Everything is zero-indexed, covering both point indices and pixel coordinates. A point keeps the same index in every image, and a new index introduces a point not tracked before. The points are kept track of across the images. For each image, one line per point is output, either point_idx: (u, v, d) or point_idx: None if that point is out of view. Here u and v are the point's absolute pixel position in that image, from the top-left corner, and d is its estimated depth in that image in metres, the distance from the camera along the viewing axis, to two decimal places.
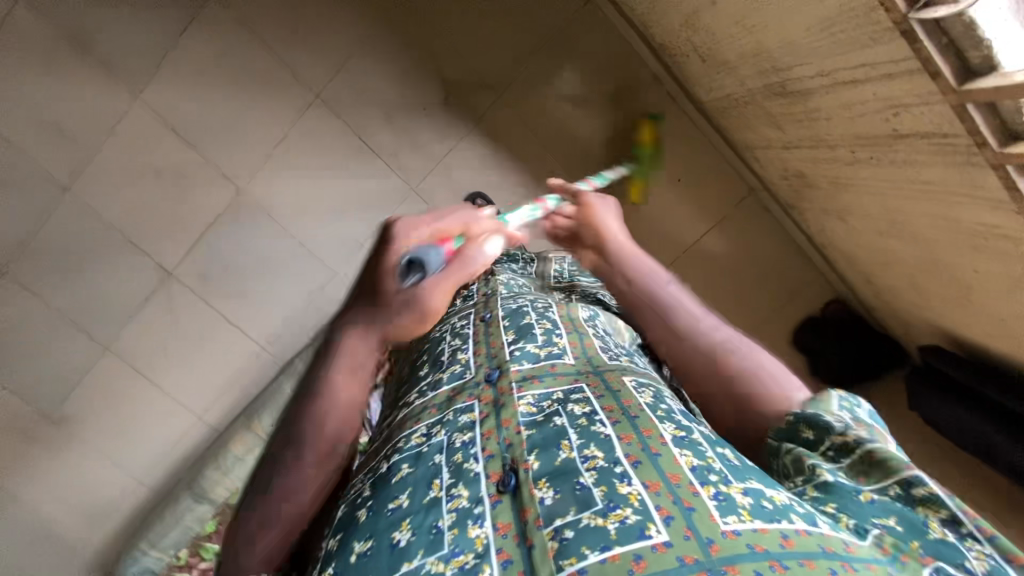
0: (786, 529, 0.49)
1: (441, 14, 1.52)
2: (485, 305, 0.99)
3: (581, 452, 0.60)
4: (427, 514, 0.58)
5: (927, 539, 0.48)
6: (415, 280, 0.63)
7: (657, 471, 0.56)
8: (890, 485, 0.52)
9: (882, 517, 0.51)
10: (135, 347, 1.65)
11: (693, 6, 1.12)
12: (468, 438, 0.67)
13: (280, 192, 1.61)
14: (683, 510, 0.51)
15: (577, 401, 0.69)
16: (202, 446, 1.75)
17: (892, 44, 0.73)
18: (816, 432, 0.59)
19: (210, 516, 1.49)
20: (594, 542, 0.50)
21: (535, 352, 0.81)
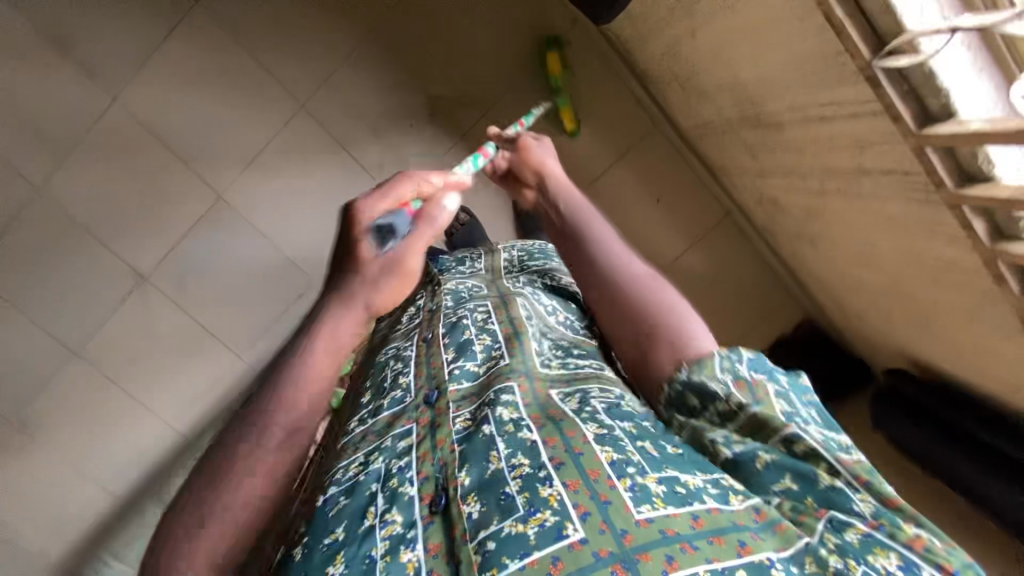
0: (697, 510, 0.52)
1: (430, 30, 1.54)
2: (428, 325, 0.97)
3: (508, 461, 0.60)
4: (362, 542, 0.58)
5: (817, 490, 0.53)
6: (392, 246, 0.73)
7: (578, 470, 0.57)
8: (774, 444, 0.57)
9: (779, 480, 0.56)
10: (104, 353, 1.61)
11: (673, 37, 1.16)
12: (405, 462, 0.67)
13: (260, 199, 1.60)
14: (600, 505, 0.53)
15: (505, 404, 0.68)
16: (170, 455, 1.70)
17: (859, 87, 0.76)
18: (702, 399, 0.63)
19: None
20: (514, 549, 0.51)
21: (476, 368, 0.81)
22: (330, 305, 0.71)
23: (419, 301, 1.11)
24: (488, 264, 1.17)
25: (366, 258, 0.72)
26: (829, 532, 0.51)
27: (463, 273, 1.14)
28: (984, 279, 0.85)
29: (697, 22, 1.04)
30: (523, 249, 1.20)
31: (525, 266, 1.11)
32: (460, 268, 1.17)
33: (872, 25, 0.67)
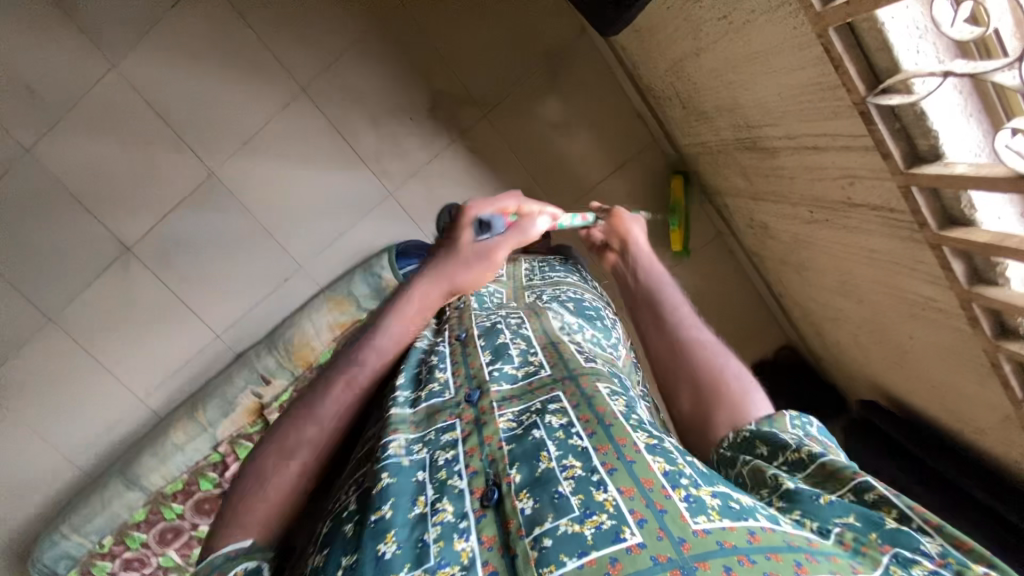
0: (754, 526, 0.50)
1: (437, 26, 1.54)
2: (461, 320, 0.90)
3: (559, 461, 0.58)
4: (414, 527, 0.55)
5: (885, 529, 0.51)
6: (486, 237, 0.90)
7: (630, 476, 0.55)
8: (844, 491, 0.56)
9: (843, 516, 0.53)
10: (80, 322, 1.58)
11: (677, 56, 1.17)
12: (451, 454, 0.63)
13: (253, 180, 1.58)
14: (655, 512, 0.51)
15: (554, 412, 0.66)
16: (140, 429, 1.69)
17: (854, 122, 0.78)
18: (773, 446, 0.63)
19: (142, 505, 1.55)
20: (571, 547, 0.49)
21: (514, 371, 0.76)
22: (431, 275, 0.89)
23: None
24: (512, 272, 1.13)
25: (466, 242, 0.90)
26: (895, 566, 0.48)
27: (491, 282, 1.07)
28: (957, 319, 0.87)
29: (701, 45, 1.05)
30: (540, 261, 1.18)
31: (546, 275, 1.11)
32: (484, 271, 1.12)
33: (869, 63, 0.68)
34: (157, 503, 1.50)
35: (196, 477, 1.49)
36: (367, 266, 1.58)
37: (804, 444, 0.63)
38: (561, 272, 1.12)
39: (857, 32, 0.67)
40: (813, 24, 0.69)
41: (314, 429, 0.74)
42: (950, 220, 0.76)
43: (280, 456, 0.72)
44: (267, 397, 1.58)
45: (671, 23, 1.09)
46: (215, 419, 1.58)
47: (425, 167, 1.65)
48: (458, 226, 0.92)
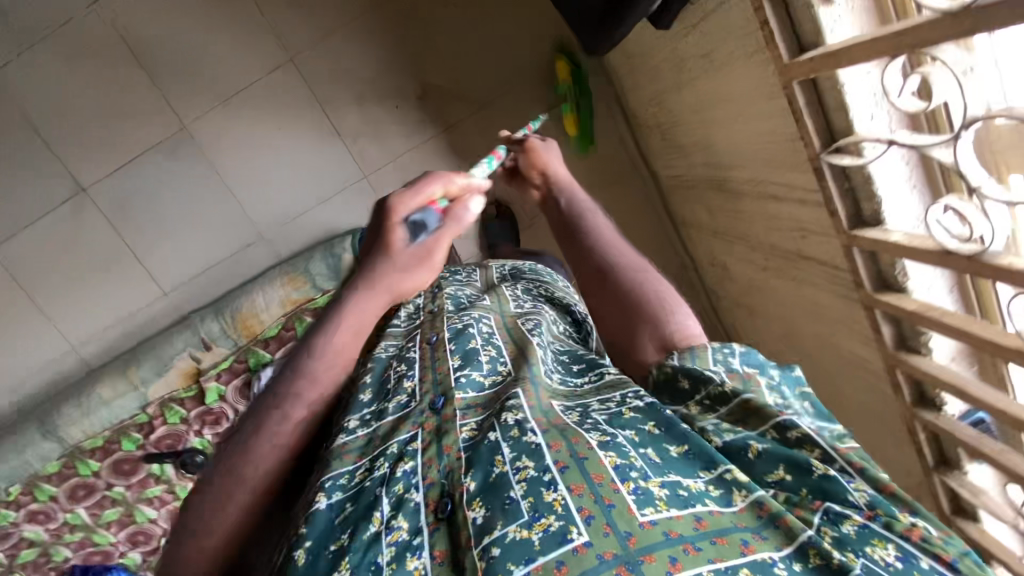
0: (700, 511, 0.46)
1: (436, 18, 1.54)
2: (433, 321, 0.87)
3: (513, 464, 0.52)
4: (367, 550, 0.52)
5: (810, 478, 0.47)
6: (421, 240, 0.65)
7: (582, 473, 0.49)
8: (767, 431, 0.52)
9: (773, 471, 0.49)
10: (23, 257, 1.55)
11: (660, 87, 1.19)
12: (409, 466, 0.58)
13: (226, 140, 1.55)
14: (604, 508, 0.46)
15: (512, 409, 0.59)
16: (69, 376, 1.66)
17: (808, 176, 0.80)
18: (693, 381, 0.58)
19: (56, 457, 1.55)
20: (519, 556, 0.44)
21: (482, 379, 0.70)
22: (357, 292, 0.69)
23: (417, 300, 1.01)
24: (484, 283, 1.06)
25: (398, 246, 0.66)
26: (826, 526, 0.44)
27: (469, 289, 1.00)
28: (883, 381, 0.90)
29: (684, 80, 1.06)
30: (513, 266, 1.13)
31: (520, 275, 1.08)
32: (460, 279, 1.06)
33: (827, 120, 0.70)
34: (73, 458, 1.55)
35: (120, 436, 1.57)
36: (329, 245, 1.57)
37: (726, 375, 0.57)
38: (535, 276, 1.06)
39: (818, 87, 0.68)
40: (779, 73, 0.69)
41: (250, 471, 0.65)
42: (885, 287, 0.78)
43: (214, 507, 0.64)
44: (205, 362, 1.57)
45: (659, 53, 1.11)
46: (148, 378, 1.57)
47: (404, 156, 1.63)
48: (385, 227, 0.66)
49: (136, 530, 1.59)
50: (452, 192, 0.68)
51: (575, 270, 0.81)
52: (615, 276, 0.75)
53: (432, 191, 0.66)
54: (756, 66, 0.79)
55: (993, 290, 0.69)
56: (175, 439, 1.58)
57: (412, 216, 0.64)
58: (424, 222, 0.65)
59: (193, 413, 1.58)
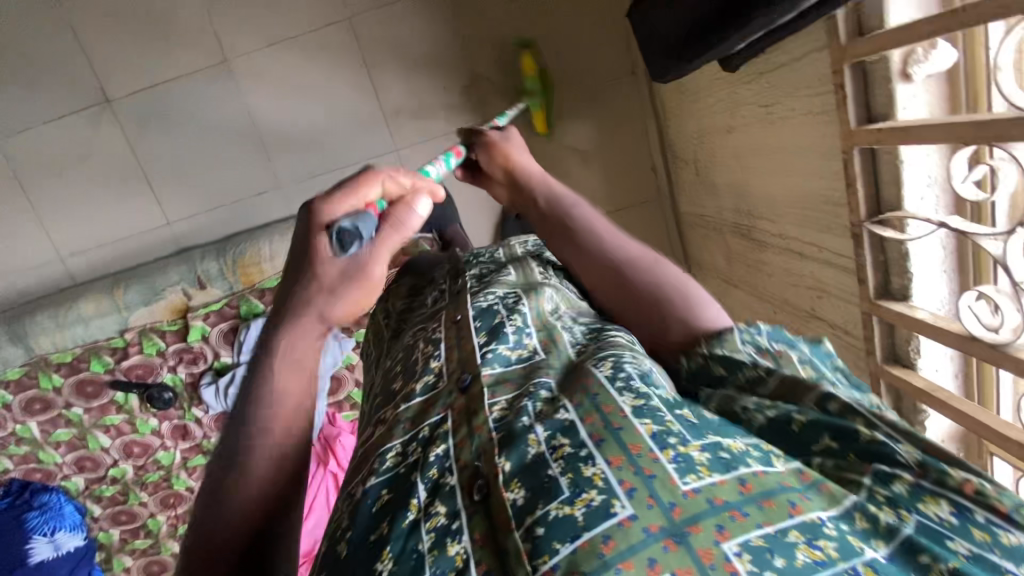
0: (744, 474, 0.47)
1: (500, 11, 1.52)
2: (456, 303, 0.83)
3: (548, 443, 0.53)
4: (408, 536, 0.51)
5: (857, 442, 0.49)
6: (356, 249, 0.56)
7: (618, 445, 0.50)
8: (809, 403, 0.54)
9: (820, 440, 0.51)
10: (28, 154, 1.51)
11: (708, 126, 1.21)
12: (441, 450, 0.58)
13: (265, 83, 1.52)
14: (645, 479, 0.47)
15: (542, 397, 0.60)
16: (47, 285, 1.63)
17: (848, 242, 0.82)
18: (728, 366, 0.60)
19: (18, 364, 1.54)
20: (564, 533, 0.45)
21: (509, 353, 0.70)
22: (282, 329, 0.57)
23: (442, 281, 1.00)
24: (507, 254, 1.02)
25: (324, 260, 0.56)
26: (877, 486, 0.46)
27: (484, 267, 0.98)
28: None
29: (736, 125, 1.08)
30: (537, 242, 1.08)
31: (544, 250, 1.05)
32: (483, 258, 1.01)
33: (877, 192, 0.72)
34: (37, 368, 1.55)
35: (90, 356, 1.55)
36: None
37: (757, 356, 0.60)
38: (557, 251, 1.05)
39: (875, 158, 0.71)
40: (842, 137, 0.72)
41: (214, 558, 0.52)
42: (895, 360, 0.81)
43: None
44: (195, 300, 1.54)
45: (718, 94, 1.12)
46: (133, 304, 1.53)
47: (439, 140, 1.61)
48: (311, 236, 0.57)
49: (83, 456, 1.65)
50: (389, 195, 0.63)
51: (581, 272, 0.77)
52: (624, 269, 0.73)
53: (371, 195, 0.61)
54: (820, 126, 0.81)
55: (995, 376, 0.74)
56: (146, 370, 1.57)
57: (339, 224, 0.56)
58: (354, 231, 0.56)
59: (170, 347, 1.56)
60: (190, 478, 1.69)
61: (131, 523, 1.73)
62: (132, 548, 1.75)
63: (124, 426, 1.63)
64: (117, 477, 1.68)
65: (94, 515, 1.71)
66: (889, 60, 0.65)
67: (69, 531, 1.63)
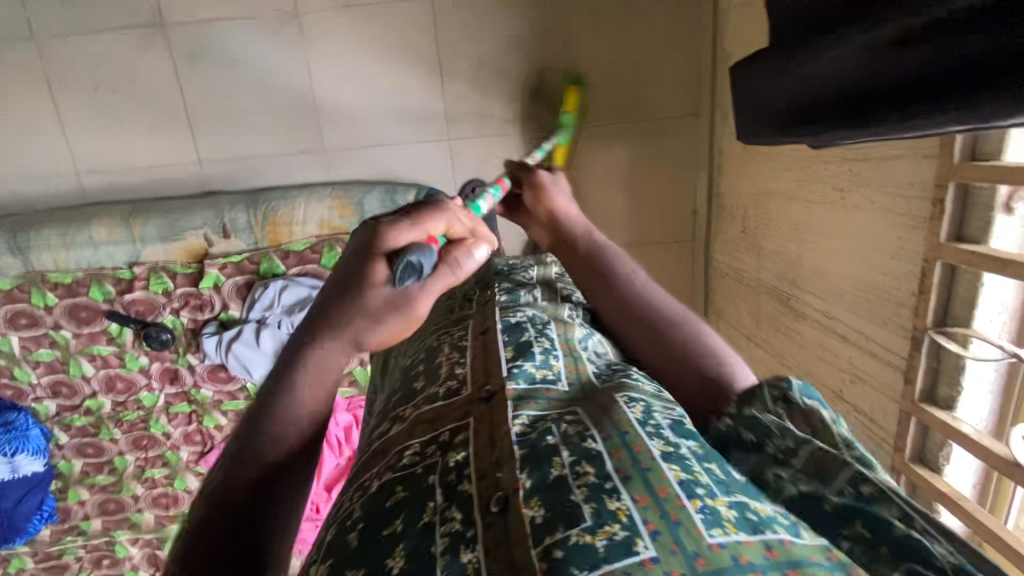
0: (771, 539, 0.42)
1: (583, 23, 1.49)
2: (484, 315, 0.86)
3: (571, 468, 0.51)
4: (421, 537, 0.49)
5: (890, 539, 0.42)
6: (404, 287, 0.52)
7: (646, 485, 0.47)
8: (839, 483, 0.46)
9: (847, 526, 0.44)
10: (67, 60, 1.45)
11: (770, 190, 1.23)
12: (461, 457, 0.56)
13: (329, 43, 1.48)
14: (670, 523, 0.43)
15: (571, 421, 0.58)
16: (59, 197, 1.56)
17: (904, 341, 0.86)
18: (757, 433, 0.53)
19: (13, 275, 1.48)
20: (583, 560, 0.41)
21: (533, 372, 0.70)
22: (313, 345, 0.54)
23: (474, 289, 1.02)
24: (539, 276, 1.02)
25: (374, 286, 0.52)
26: None
27: (512, 280, 0.98)
28: None
29: (801, 196, 1.11)
30: None
31: None
32: (517, 272, 1.02)
33: (948, 304, 0.77)
34: (31, 283, 1.49)
35: (92, 282, 1.50)
36: (392, 188, 1.51)
37: (787, 421, 0.52)
38: None
39: (954, 273, 0.75)
40: (928, 247, 0.76)
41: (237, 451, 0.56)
42: (922, 462, 0.86)
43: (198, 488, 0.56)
44: (215, 248, 1.50)
45: (789, 163, 1.14)
46: (149, 238, 1.48)
47: (492, 138, 1.58)
48: (367, 259, 0.52)
49: (59, 381, 1.58)
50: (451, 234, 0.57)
51: (615, 319, 0.81)
52: (657, 321, 0.77)
53: (432, 229, 0.55)
54: (903, 228, 0.84)
55: (1012, 490, 0.81)
56: (147, 308, 1.51)
57: (399, 263, 0.51)
58: (414, 267, 0.51)
59: (178, 290, 1.51)
60: (169, 424, 1.64)
61: (96, 457, 1.67)
62: (92, 482, 1.68)
63: (112, 358, 1.57)
64: (93, 408, 1.62)
65: (59, 442, 1.64)
66: (997, 191, 0.69)
67: (30, 455, 1.55)
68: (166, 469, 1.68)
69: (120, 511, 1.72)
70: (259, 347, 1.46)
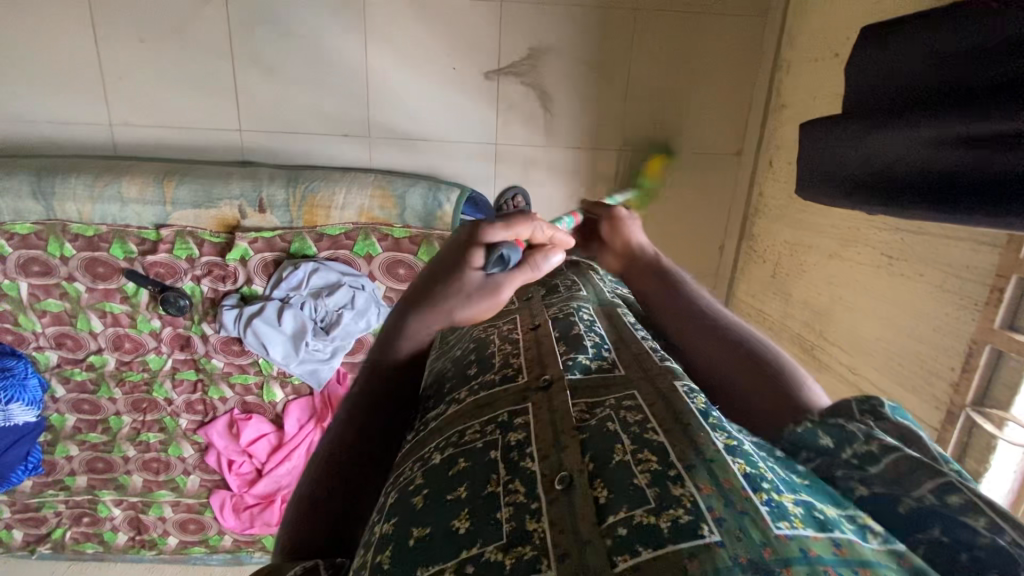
0: (838, 537, 0.41)
1: (647, 49, 1.49)
2: (532, 313, 0.77)
3: (634, 455, 0.48)
4: (488, 504, 0.46)
5: (973, 546, 0.41)
6: (494, 274, 0.54)
7: (710, 475, 0.45)
8: (924, 492, 0.45)
9: (924, 528, 0.43)
10: (115, 9, 1.40)
11: (808, 242, 1.27)
12: (522, 436, 0.52)
13: (391, 32, 1.46)
14: (736, 513, 0.41)
15: (631, 407, 0.55)
16: (86, 146, 1.52)
17: (935, 412, 0.92)
18: (839, 440, 0.52)
19: (32, 220, 1.43)
20: (648, 538, 0.40)
21: (588, 363, 0.63)
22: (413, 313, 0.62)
23: None
24: (571, 264, 0.96)
25: (467, 271, 0.55)
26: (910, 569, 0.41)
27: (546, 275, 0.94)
28: None
29: (845, 254, 1.15)
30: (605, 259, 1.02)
31: None
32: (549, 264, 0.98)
33: (987, 387, 0.85)
34: (49, 231, 1.44)
35: (114, 238, 1.46)
36: (436, 186, 1.50)
37: (874, 432, 0.51)
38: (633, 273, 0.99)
39: (999, 360, 0.84)
40: (980, 330, 0.84)
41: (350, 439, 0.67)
42: None
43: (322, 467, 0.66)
44: (248, 220, 1.47)
45: (835, 221, 1.18)
46: (181, 202, 1.45)
47: (538, 148, 1.58)
48: (465, 245, 0.54)
49: (62, 333, 1.54)
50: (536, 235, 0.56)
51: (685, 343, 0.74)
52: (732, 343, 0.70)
53: (523, 232, 0.54)
54: (955, 308, 0.90)
55: None
56: (168, 271, 1.49)
57: (494, 250, 0.53)
58: (502, 258, 0.53)
59: (203, 257, 1.48)
60: (172, 390, 1.61)
61: (91, 414, 1.62)
62: (82, 439, 1.64)
63: (123, 317, 1.53)
64: (95, 364, 1.57)
65: (54, 394, 1.60)
66: None
67: (24, 405, 1.51)
68: (161, 434, 1.65)
69: (107, 471, 1.68)
70: (280, 326, 1.46)
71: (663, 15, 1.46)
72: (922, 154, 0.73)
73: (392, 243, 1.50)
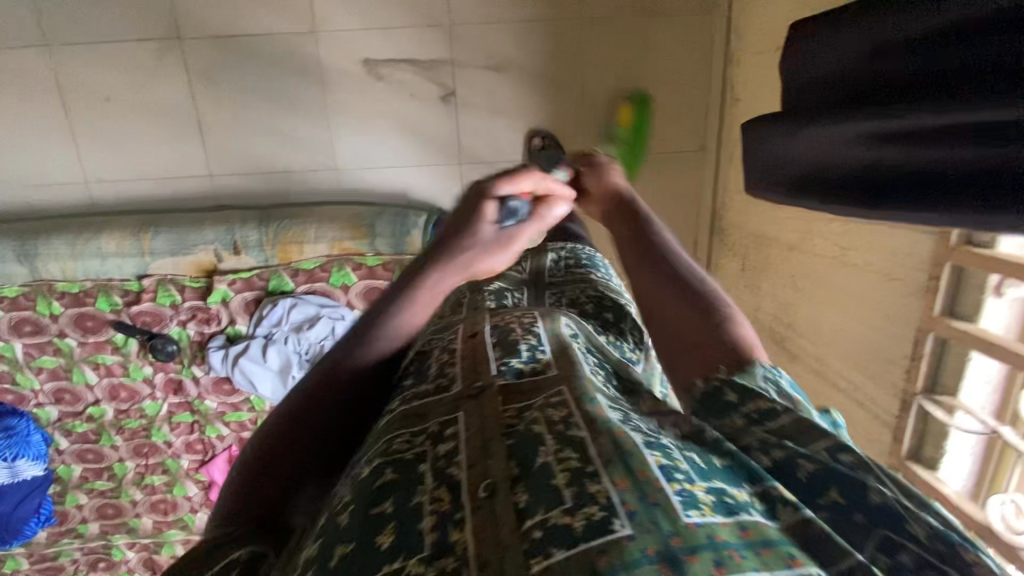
0: (746, 520, 0.36)
1: (600, 57, 1.51)
2: (475, 319, 0.69)
3: (553, 454, 0.43)
4: (410, 515, 0.41)
5: (867, 506, 0.37)
6: (510, 225, 0.56)
7: (623, 464, 0.40)
8: (817, 450, 0.41)
9: (823, 494, 0.39)
10: (79, 74, 1.45)
11: (770, 235, 1.28)
12: (452, 448, 0.47)
13: (346, 68, 1.49)
14: (647, 505, 0.36)
15: (557, 405, 0.49)
16: (66, 203, 1.57)
17: (894, 398, 0.94)
18: (743, 393, 0.46)
19: (19, 282, 1.49)
20: (561, 538, 0.35)
21: (521, 366, 0.57)
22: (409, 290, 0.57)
23: None
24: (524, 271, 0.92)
25: (482, 228, 0.55)
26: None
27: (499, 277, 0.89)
28: None
29: (803, 247, 1.16)
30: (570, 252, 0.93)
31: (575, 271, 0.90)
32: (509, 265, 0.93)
33: (937, 372, 0.88)
34: (37, 291, 1.50)
35: (99, 292, 1.51)
36: (404, 213, 1.53)
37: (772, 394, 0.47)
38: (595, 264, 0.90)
39: (944, 348, 0.86)
40: (924, 317, 0.87)
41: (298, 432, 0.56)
42: None
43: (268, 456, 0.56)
44: (225, 263, 1.52)
45: (791, 213, 1.19)
46: (159, 251, 1.49)
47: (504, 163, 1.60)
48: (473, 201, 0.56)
49: (60, 388, 1.59)
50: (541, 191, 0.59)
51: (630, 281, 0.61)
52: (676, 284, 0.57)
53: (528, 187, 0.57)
54: (903, 297, 0.91)
55: None
56: (154, 319, 1.53)
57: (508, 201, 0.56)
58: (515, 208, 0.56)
59: (186, 303, 1.53)
60: (171, 432, 1.65)
61: (95, 463, 1.67)
62: (91, 487, 1.69)
63: (116, 367, 1.57)
64: (94, 416, 1.62)
65: (59, 447, 1.65)
66: (990, 280, 0.80)
67: (30, 460, 1.57)
68: (165, 476, 1.69)
69: (118, 516, 1.72)
70: (266, 363, 1.49)
71: (610, 22, 1.48)
72: (843, 156, 0.68)
73: (368, 271, 1.52)
